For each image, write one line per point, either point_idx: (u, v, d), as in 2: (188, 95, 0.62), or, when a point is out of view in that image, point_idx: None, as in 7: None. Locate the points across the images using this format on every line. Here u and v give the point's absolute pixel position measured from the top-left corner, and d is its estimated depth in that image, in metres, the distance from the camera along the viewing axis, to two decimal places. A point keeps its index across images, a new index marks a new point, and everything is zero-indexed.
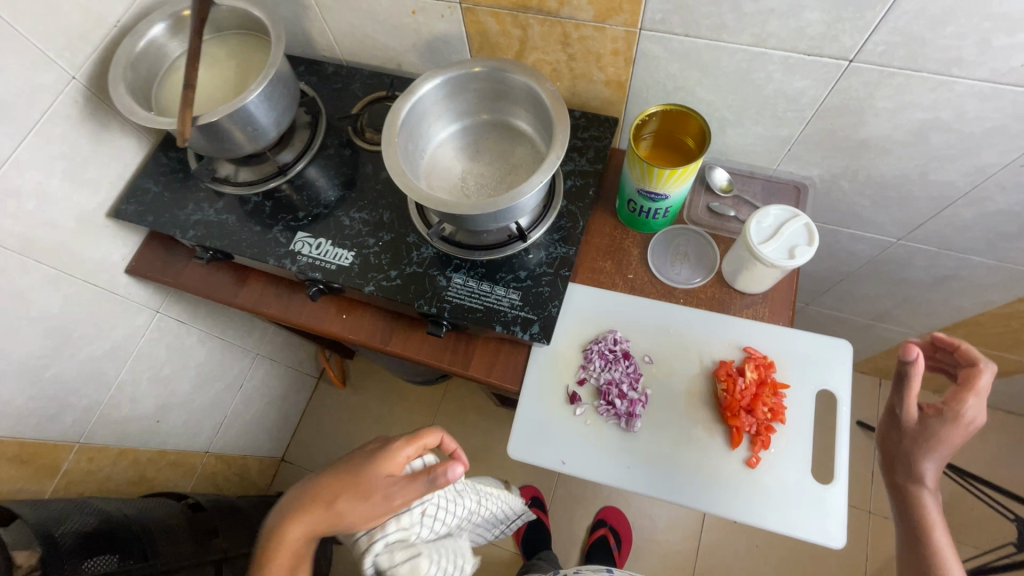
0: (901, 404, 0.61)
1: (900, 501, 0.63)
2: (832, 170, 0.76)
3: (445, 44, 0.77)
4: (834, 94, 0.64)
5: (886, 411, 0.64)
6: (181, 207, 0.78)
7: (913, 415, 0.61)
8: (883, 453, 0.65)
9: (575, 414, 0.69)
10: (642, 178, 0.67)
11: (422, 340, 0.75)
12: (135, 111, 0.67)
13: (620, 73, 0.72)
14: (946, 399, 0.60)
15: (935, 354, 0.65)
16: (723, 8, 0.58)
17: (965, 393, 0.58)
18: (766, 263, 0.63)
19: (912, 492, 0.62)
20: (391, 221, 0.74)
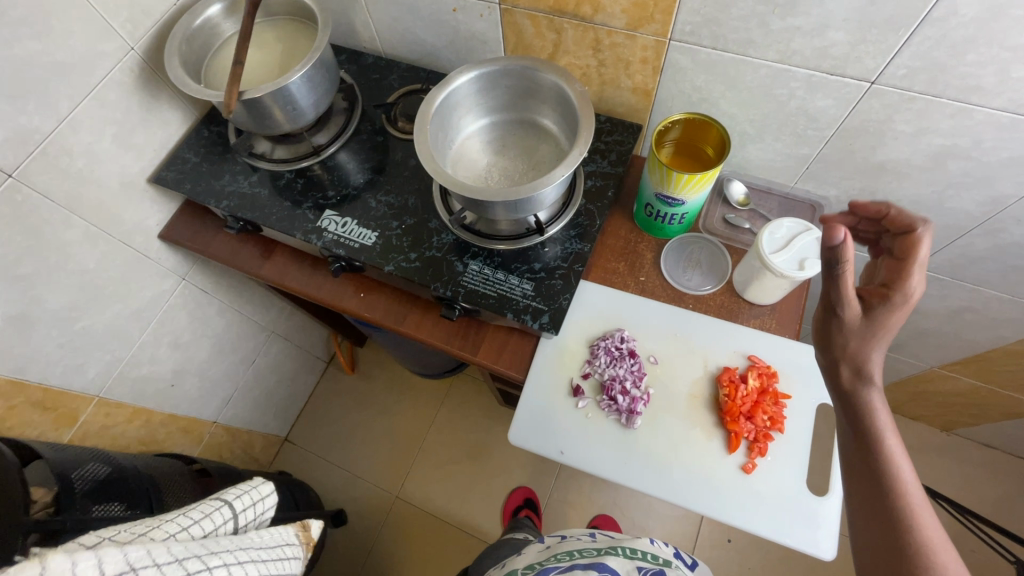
0: (843, 300, 0.54)
1: (846, 407, 0.57)
2: (849, 191, 0.77)
3: (481, 43, 0.80)
4: (854, 114, 0.66)
5: (820, 309, 0.58)
6: (218, 178, 0.82)
7: (857, 309, 0.54)
8: (824, 356, 0.59)
9: (577, 406, 0.70)
10: (661, 183, 0.70)
11: (434, 324, 0.77)
12: (187, 82, 0.71)
13: (647, 82, 0.74)
14: (887, 279, 0.54)
15: (857, 232, 0.62)
16: (751, 24, 0.61)
17: (906, 267, 0.53)
18: (776, 273, 0.65)
19: (860, 394, 0.56)
20: (416, 206, 0.77)
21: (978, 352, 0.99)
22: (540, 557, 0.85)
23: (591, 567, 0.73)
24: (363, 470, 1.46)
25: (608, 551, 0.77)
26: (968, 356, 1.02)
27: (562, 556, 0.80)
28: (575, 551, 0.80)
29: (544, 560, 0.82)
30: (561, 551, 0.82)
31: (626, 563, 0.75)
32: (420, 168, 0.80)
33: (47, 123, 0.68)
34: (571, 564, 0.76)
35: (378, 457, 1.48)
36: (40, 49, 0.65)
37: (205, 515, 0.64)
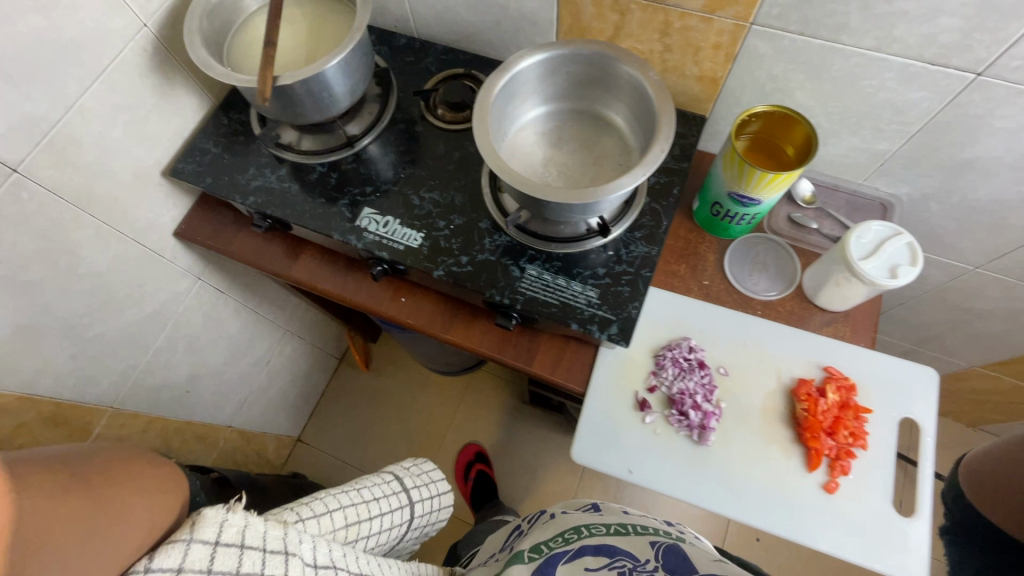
0: None
1: None
2: (924, 190, 0.73)
3: (531, 24, 0.73)
4: (949, 108, 0.61)
5: None
6: (241, 172, 0.75)
7: None
8: None
9: (644, 422, 0.66)
10: (736, 180, 0.65)
11: (484, 332, 0.72)
12: (212, 65, 0.63)
13: (717, 69, 0.68)
14: None
15: None
16: (851, 7, 0.55)
17: None
18: (864, 281, 0.60)
19: None
20: (463, 204, 0.71)
21: None
22: (541, 537, 0.75)
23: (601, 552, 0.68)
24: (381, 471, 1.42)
25: (616, 530, 0.72)
26: (1015, 354, 1.00)
27: (570, 535, 0.73)
28: (582, 528, 0.73)
29: (548, 543, 0.73)
30: (567, 530, 0.74)
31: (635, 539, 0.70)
32: (465, 161, 0.74)
33: (54, 111, 0.60)
34: (581, 547, 0.69)
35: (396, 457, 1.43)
36: (45, 26, 0.56)
37: (386, 494, 0.73)
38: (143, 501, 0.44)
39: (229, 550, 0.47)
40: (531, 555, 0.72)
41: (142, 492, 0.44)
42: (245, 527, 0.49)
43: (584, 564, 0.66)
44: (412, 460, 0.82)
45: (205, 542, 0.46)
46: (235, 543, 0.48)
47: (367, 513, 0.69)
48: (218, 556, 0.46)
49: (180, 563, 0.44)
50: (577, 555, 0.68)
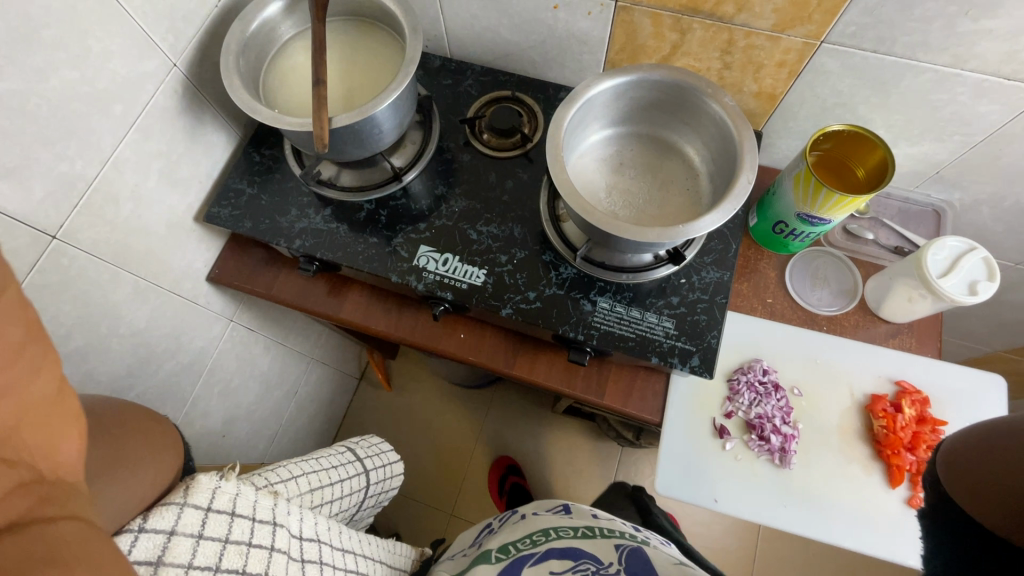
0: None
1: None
2: (977, 195, 0.73)
3: (580, 43, 0.71)
4: (1018, 120, 0.61)
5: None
6: (283, 213, 0.71)
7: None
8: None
9: (725, 448, 0.66)
10: (806, 199, 0.63)
11: (551, 366, 0.69)
12: (257, 108, 0.58)
13: (777, 86, 0.67)
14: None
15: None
16: (932, 26, 0.54)
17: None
18: (942, 298, 0.60)
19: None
20: (524, 237, 0.69)
21: None
22: (510, 538, 0.72)
23: (568, 555, 0.64)
24: (412, 490, 1.39)
25: (585, 533, 0.68)
26: None
27: (537, 537, 0.69)
28: (551, 531, 0.70)
29: (517, 544, 0.70)
30: (535, 532, 0.70)
31: (601, 542, 0.66)
32: (519, 190, 0.71)
33: (90, 167, 0.56)
34: (548, 550, 0.66)
35: (426, 474, 1.41)
36: (78, 78, 0.52)
37: (342, 465, 0.73)
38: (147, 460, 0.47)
39: (219, 517, 0.49)
40: (498, 556, 0.69)
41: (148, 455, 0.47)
42: (237, 495, 0.51)
43: (549, 567, 0.63)
44: (361, 435, 0.82)
45: (198, 508, 0.48)
46: (225, 511, 0.49)
47: (329, 478, 0.69)
48: (210, 522, 0.48)
49: (173, 525, 0.46)
50: (545, 555, 0.65)
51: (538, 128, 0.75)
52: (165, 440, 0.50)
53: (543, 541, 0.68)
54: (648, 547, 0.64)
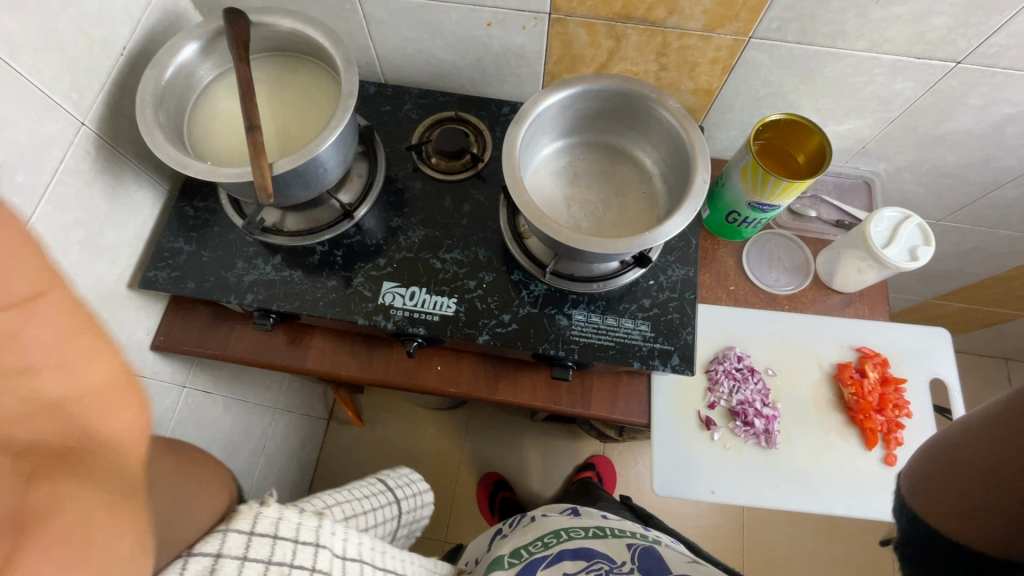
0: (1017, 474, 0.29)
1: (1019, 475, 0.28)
2: (899, 163, 0.79)
3: (517, 58, 0.70)
4: (929, 94, 0.65)
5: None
6: (229, 267, 0.66)
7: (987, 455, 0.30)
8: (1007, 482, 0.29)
9: (713, 439, 0.68)
10: (753, 183, 0.65)
11: (535, 385, 0.68)
12: (188, 162, 0.54)
13: (712, 82, 0.69)
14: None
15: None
16: (848, 15, 0.57)
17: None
18: (887, 266, 0.64)
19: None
20: (489, 259, 0.67)
21: (975, 280, 1.10)
22: (521, 542, 0.69)
23: (581, 556, 0.62)
24: None
25: (595, 533, 0.66)
26: (965, 284, 1.13)
27: (549, 541, 0.66)
28: (561, 534, 0.67)
29: (528, 547, 0.67)
30: (546, 537, 0.67)
31: (611, 541, 0.64)
32: (477, 212, 0.70)
33: None
34: (561, 551, 0.63)
35: None
36: None
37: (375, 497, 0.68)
38: (187, 506, 0.42)
39: (263, 541, 0.44)
40: (511, 562, 0.65)
41: (186, 494, 0.43)
42: (280, 519, 0.46)
43: (563, 569, 0.61)
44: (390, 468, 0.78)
45: (241, 532, 0.43)
46: (267, 534, 0.44)
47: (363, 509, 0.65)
48: (254, 547, 0.43)
49: (218, 548, 0.41)
50: (558, 557, 0.62)
51: (487, 146, 0.73)
52: (211, 492, 0.45)
53: (555, 544, 0.66)
54: (660, 545, 0.63)
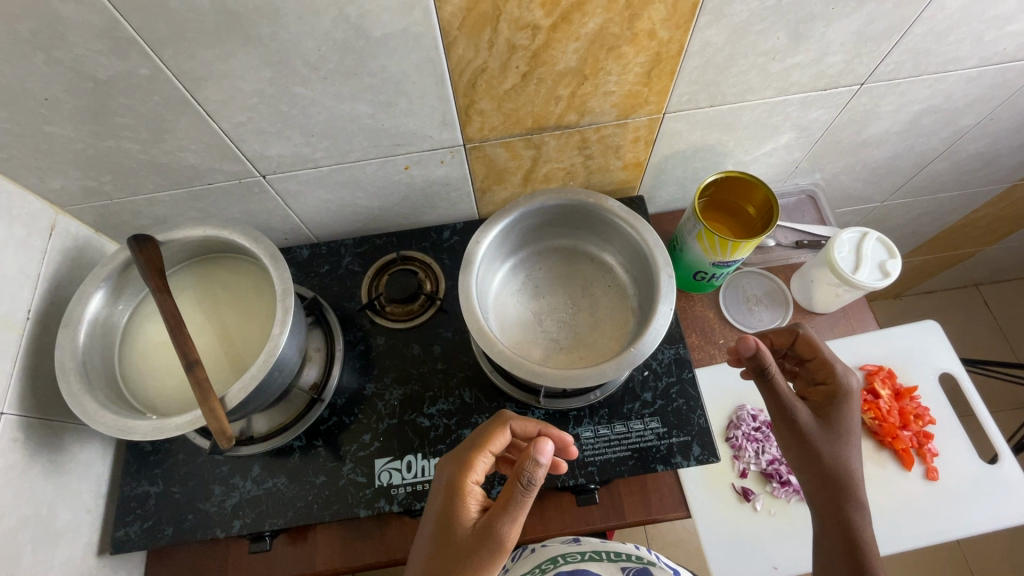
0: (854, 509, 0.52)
1: (841, 522, 0.52)
2: (833, 171, 0.80)
3: (443, 187, 0.68)
4: (843, 113, 0.66)
5: (838, 528, 0.52)
6: (205, 496, 0.61)
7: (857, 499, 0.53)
8: (843, 529, 0.52)
9: (757, 509, 0.67)
10: (707, 237, 0.63)
11: (563, 511, 0.61)
12: (131, 425, 0.49)
13: (639, 155, 0.68)
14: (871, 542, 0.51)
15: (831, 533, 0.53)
16: (750, 75, 0.57)
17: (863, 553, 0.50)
18: (860, 287, 0.64)
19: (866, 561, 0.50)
20: (476, 399, 0.64)
21: (930, 235, 1.13)
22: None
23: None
24: None
25: (591, 555, 0.59)
26: (923, 240, 1.16)
27: (547, 570, 0.58)
28: (559, 559, 0.59)
29: None
30: (543, 562, 0.60)
31: (609, 568, 0.57)
32: (449, 351, 0.67)
33: None
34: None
35: None
36: None
37: None
38: None
39: None
40: None
41: None
42: None
43: None
44: None
45: None
46: None
47: None
48: None
49: None
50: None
51: (438, 279, 0.71)
52: None
53: (556, 572, 0.58)
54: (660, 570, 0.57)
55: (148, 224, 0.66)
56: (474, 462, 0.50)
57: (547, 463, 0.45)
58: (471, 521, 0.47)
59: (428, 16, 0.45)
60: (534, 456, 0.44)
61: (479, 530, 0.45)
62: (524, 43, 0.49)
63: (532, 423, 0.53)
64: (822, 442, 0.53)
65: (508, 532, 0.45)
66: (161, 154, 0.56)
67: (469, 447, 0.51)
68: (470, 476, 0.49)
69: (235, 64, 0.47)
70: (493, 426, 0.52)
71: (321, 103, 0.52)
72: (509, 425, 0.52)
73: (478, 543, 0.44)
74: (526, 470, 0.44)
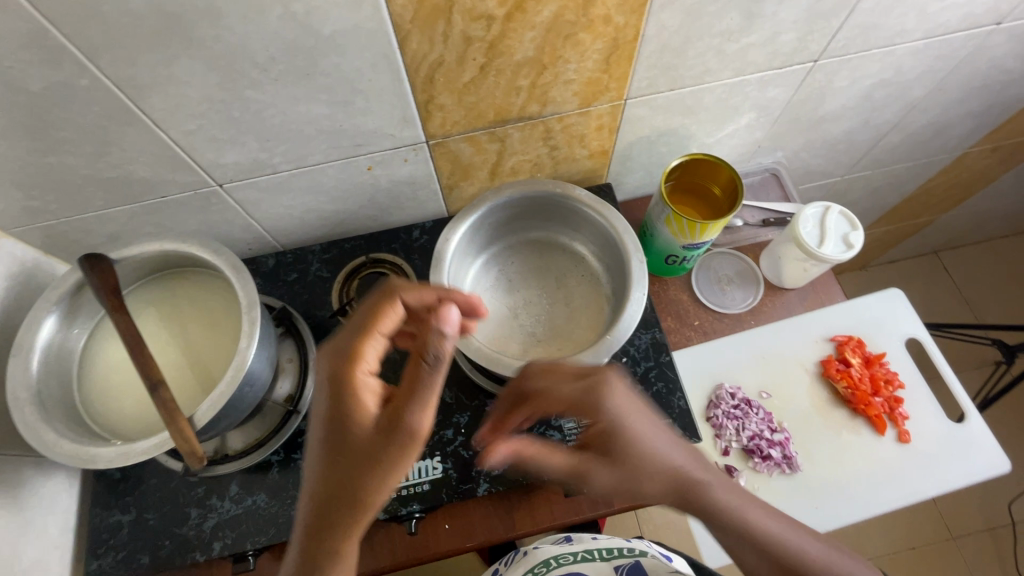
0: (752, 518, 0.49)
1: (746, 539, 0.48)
2: (794, 148, 0.82)
3: (409, 186, 0.67)
4: (799, 91, 0.68)
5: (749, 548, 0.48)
6: (182, 520, 0.58)
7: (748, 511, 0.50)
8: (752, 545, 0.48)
9: (741, 485, 0.67)
10: (675, 220, 0.63)
11: (551, 503, 0.61)
12: (95, 454, 0.47)
13: (604, 143, 0.68)
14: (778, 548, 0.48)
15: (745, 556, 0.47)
16: (707, 57, 0.58)
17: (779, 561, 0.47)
18: (826, 261, 0.66)
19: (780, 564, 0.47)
20: (457, 399, 0.63)
21: (889, 207, 1.17)
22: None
23: None
24: None
25: (584, 556, 0.56)
26: (883, 212, 1.19)
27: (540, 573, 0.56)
28: (551, 562, 0.57)
29: None
30: (535, 565, 0.57)
31: (602, 567, 0.54)
32: None
33: None
34: None
35: None
36: None
37: None
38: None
39: None
40: None
41: None
42: None
43: None
44: None
45: None
46: None
47: None
48: None
49: None
50: None
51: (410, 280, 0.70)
52: None
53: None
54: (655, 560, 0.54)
55: (101, 243, 0.63)
56: (364, 350, 0.45)
57: (454, 334, 0.43)
58: (369, 418, 0.43)
59: (379, 11, 0.44)
60: (438, 328, 0.42)
61: (387, 428, 0.43)
62: (479, 35, 0.48)
63: (429, 294, 0.48)
64: (625, 480, 0.48)
65: (418, 419, 0.42)
66: (108, 168, 0.53)
67: (356, 332, 0.46)
68: (360, 367, 0.44)
69: (179, 69, 0.45)
70: (381, 302, 0.47)
71: (275, 106, 0.51)
72: (398, 299, 0.47)
73: (385, 439, 0.42)
74: (431, 345, 0.42)
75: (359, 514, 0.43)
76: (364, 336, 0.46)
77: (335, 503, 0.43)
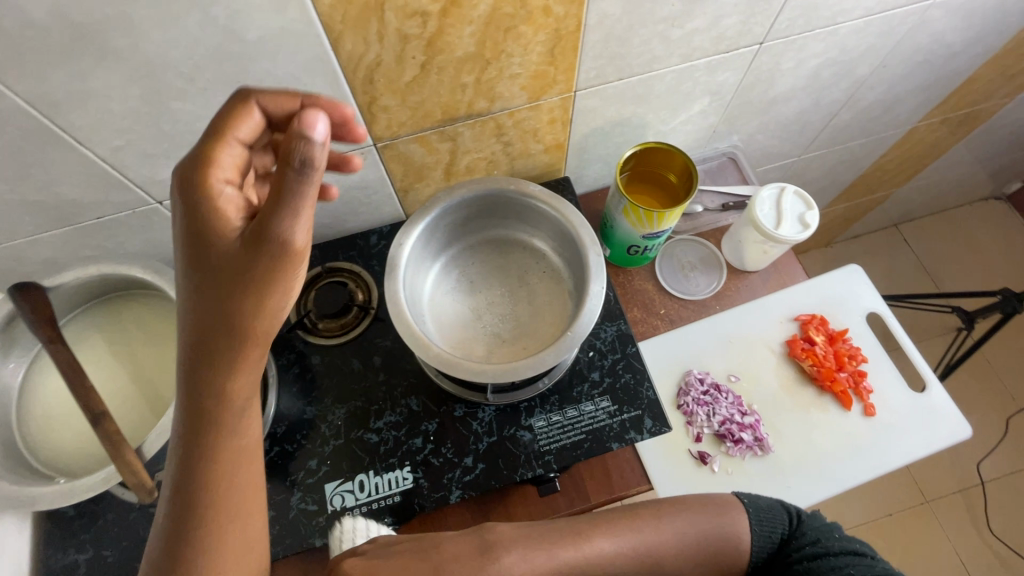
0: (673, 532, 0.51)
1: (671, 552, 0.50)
2: (749, 131, 0.82)
3: (361, 191, 0.65)
4: (748, 74, 0.68)
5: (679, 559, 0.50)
6: (143, 553, 0.56)
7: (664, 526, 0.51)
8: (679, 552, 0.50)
9: (715, 470, 0.68)
10: (633, 210, 0.62)
11: (526, 505, 0.60)
12: (34, 494, 0.47)
13: (559, 136, 0.67)
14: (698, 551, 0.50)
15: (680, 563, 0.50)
16: (653, 44, 0.57)
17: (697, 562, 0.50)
18: (784, 242, 0.66)
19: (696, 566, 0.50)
20: (424, 405, 0.62)
21: (847, 183, 1.19)
22: None
23: None
24: None
25: None
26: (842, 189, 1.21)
27: None
28: None
29: None
30: None
31: None
32: (391, 361, 0.64)
33: None
34: None
35: None
36: None
37: None
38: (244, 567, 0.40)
39: None
40: None
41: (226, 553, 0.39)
42: None
43: None
44: None
45: None
46: None
47: None
48: None
49: None
50: None
51: (370, 287, 0.68)
52: None
53: None
54: None
55: (36, 270, 0.60)
56: (216, 155, 0.38)
57: (324, 141, 0.34)
58: (234, 235, 0.38)
59: (306, 11, 0.42)
60: (301, 135, 0.33)
61: (249, 241, 0.36)
62: (416, 32, 0.47)
63: (290, 98, 0.41)
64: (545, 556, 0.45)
65: (290, 232, 0.36)
66: (32, 191, 0.50)
67: (206, 137, 0.39)
68: (212, 175, 0.37)
69: (97, 82, 0.42)
70: (234, 105, 0.40)
71: (208, 116, 0.48)
72: (253, 102, 0.40)
73: (251, 256, 0.36)
74: (295, 151, 0.34)
75: (248, 347, 0.39)
76: (216, 139, 0.39)
77: (219, 350, 0.38)
